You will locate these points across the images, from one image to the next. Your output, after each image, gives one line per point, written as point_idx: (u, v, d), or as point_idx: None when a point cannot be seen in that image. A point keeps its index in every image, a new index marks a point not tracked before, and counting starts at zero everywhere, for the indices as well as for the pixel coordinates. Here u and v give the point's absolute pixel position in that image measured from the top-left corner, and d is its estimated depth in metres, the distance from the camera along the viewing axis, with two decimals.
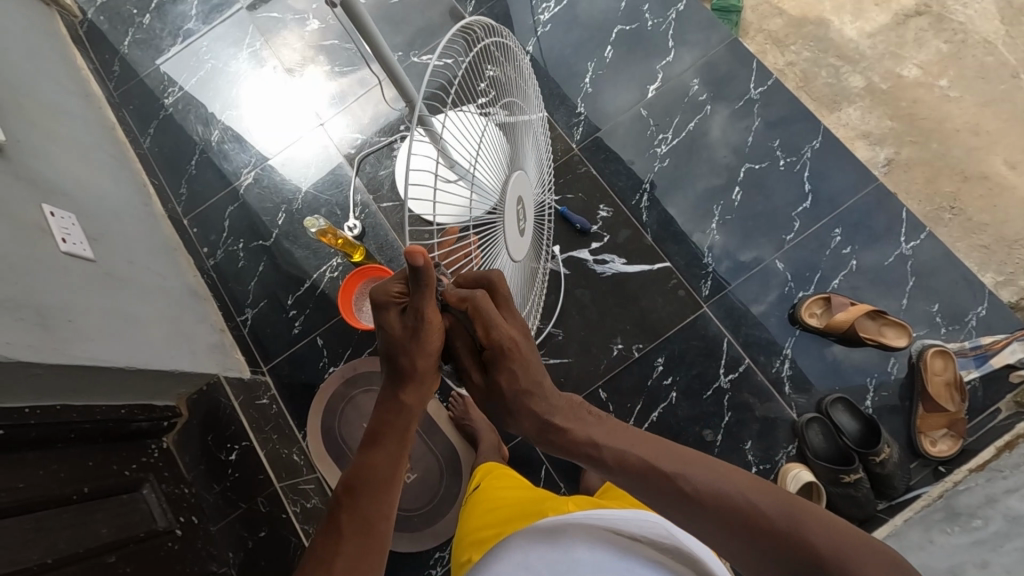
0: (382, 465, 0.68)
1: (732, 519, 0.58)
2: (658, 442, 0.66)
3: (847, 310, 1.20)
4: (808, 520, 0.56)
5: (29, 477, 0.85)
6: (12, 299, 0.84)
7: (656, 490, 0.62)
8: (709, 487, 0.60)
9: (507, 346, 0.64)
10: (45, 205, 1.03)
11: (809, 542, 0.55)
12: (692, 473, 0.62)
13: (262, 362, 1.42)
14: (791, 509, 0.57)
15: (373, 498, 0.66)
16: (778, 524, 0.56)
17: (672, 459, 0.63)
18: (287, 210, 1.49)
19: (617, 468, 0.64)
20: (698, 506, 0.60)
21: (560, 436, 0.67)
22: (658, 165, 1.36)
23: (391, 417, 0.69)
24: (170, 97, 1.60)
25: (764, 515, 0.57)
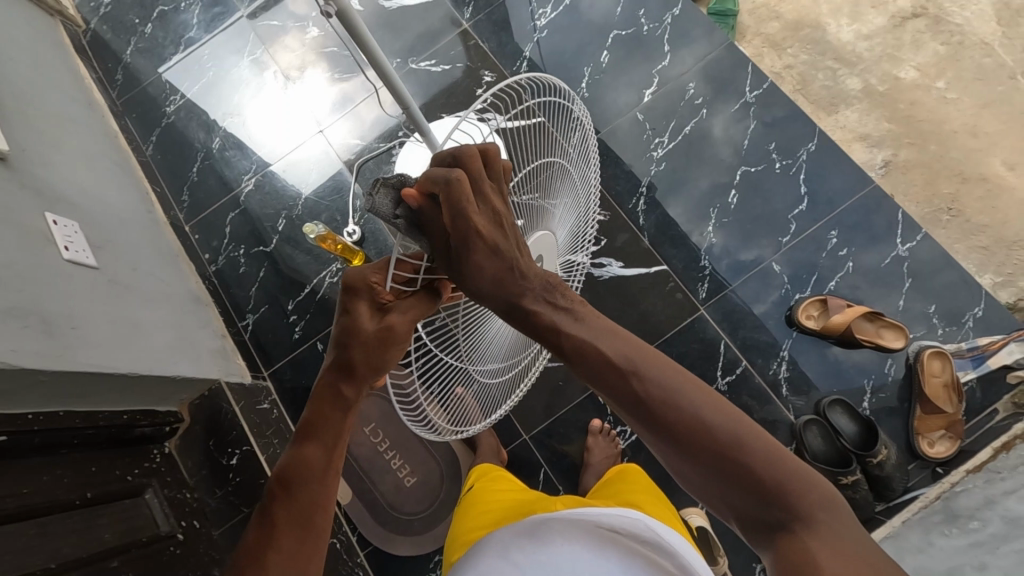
0: (316, 458, 0.68)
1: (684, 430, 0.57)
2: (628, 339, 0.63)
3: (844, 312, 1.20)
4: (759, 447, 0.57)
5: (34, 482, 0.86)
6: (17, 308, 0.86)
7: (615, 393, 0.60)
8: (663, 388, 0.59)
9: (474, 240, 0.59)
10: (49, 214, 1.04)
11: (751, 469, 0.56)
12: (648, 368, 0.60)
13: (263, 367, 1.43)
14: (744, 431, 0.57)
15: (310, 491, 0.67)
16: (727, 445, 0.56)
17: (640, 361, 0.60)
18: (288, 216, 1.50)
19: (576, 358, 0.62)
20: (653, 411, 0.58)
21: (526, 318, 0.64)
22: (655, 168, 1.37)
23: (324, 410, 0.67)
24: (173, 105, 1.62)
25: (715, 434, 0.57)
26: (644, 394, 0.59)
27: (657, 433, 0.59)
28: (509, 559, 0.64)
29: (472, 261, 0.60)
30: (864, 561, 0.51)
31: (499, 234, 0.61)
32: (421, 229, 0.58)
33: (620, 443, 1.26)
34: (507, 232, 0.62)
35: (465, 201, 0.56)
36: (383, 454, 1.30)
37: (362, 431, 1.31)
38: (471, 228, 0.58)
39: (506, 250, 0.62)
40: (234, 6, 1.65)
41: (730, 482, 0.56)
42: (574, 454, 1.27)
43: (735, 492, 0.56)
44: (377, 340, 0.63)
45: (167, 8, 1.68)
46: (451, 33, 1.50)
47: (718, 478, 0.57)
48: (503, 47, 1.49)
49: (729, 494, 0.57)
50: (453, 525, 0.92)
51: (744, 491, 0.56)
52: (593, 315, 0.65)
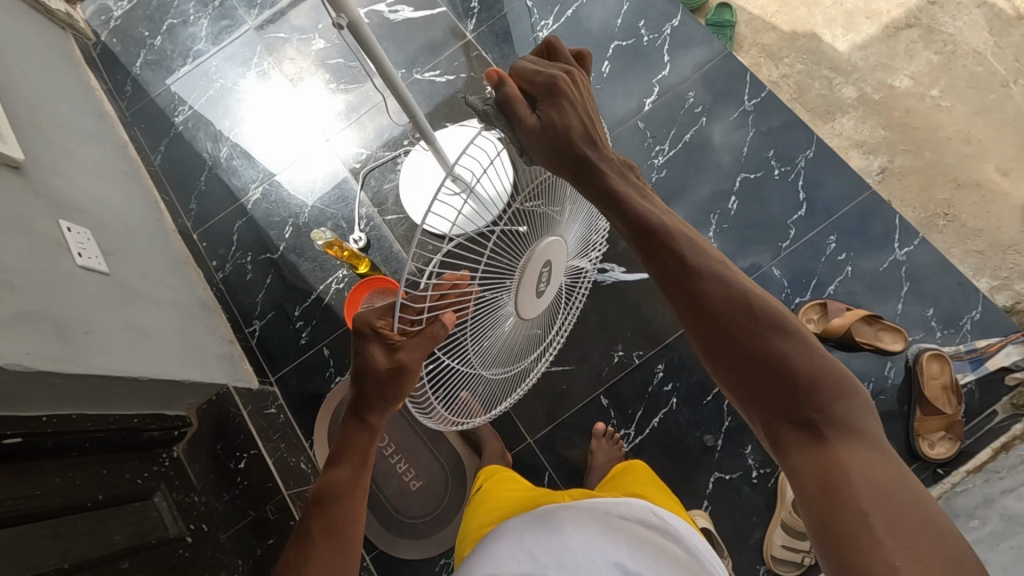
0: (341, 482, 0.74)
1: (728, 309, 0.62)
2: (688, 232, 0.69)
3: (843, 315, 1.21)
4: (801, 344, 0.60)
5: (46, 485, 0.88)
6: (33, 312, 0.88)
7: (672, 275, 0.65)
8: (710, 277, 0.64)
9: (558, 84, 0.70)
10: (62, 221, 1.07)
11: (793, 365, 0.59)
12: (694, 257, 0.66)
13: (269, 373, 1.44)
14: (785, 322, 0.61)
15: (341, 507, 0.73)
16: (772, 335, 0.60)
17: (690, 244, 0.66)
18: (294, 223, 1.52)
19: (633, 235, 0.68)
20: (698, 287, 0.64)
21: (598, 181, 0.69)
22: (655, 175, 1.39)
23: (351, 432, 0.74)
24: (180, 115, 1.65)
25: (757, 315, 0.61)
26: (693, 270, 0.65)
27: (698, 304, 0.63)
28: (521, 546, 0.65)
29: (557, 108, 0.68)
30: (894, 477, 0.53)
31: (576, 90, 0.71)
32: (503, 110, 0.70)
33: (624, 447, 1.27)
34: (593, 120, 0.71)
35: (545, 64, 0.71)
36: (388, 458, 1.31)
37: None
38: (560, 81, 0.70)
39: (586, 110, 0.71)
40: (242, 19, 1.68)
41: (771, 377, 0.59)
42: (578, 457, 1.28)
43: (767, 380, 0.59)
44: (389, 374, 0.66)
45: (175, 22, 1.71)
46: (455, 45, 1.54)
47: (757, 369, 0.60)
48: (505, 57, 1.51)
49: (766, 390, 0.60)
50: (462, 525, 0.91)
51: (780, 380, 0.59)
52: (655, 200, 0.73)
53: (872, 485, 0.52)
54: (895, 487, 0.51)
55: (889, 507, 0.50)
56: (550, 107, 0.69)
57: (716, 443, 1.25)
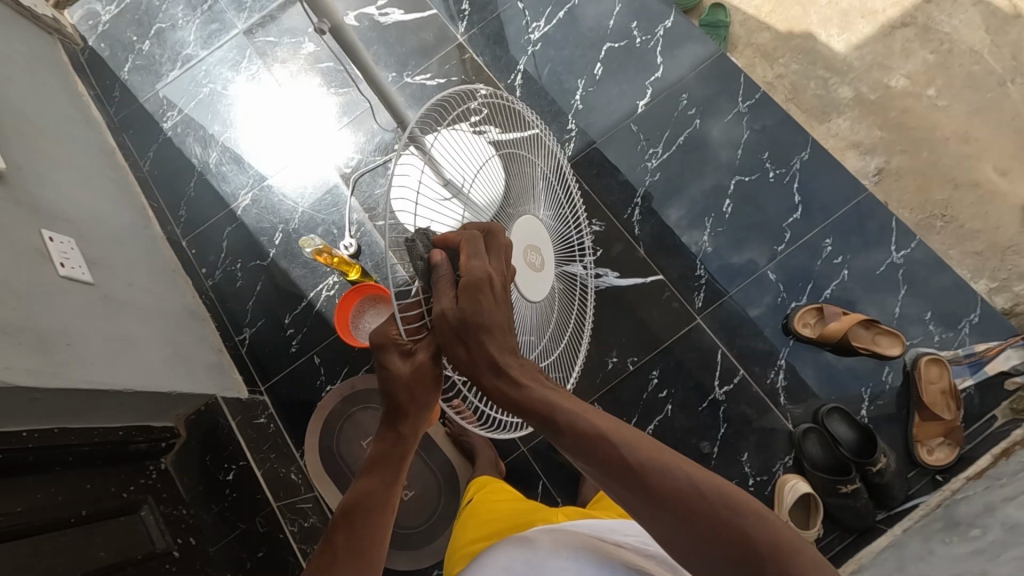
0: (374, 491, 0.71)
1: (678, 503, 0.56)
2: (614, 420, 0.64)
3: (840, 319, 1.17)
4: (751, 511, 0.56)
5: (27, 502, 0.87)
6: (12, 325, 0.86)
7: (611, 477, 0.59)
8: (648, 458, 0.59)
9: (485, 281, 0.64)
10: (45, 231, 1.06)
11: (747, 533, 0.54)
12: (630, 451, 0.60)
13: (260, 382, 1.39)
14: (734, 496, 0.56)
15: (367, 524, 0.69)
16: (723, 511, 0.55)
17: (623, 436, 0.61)
18: (285, 229, 1.49)
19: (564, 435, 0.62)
20: (645, 482, 0.58)
21: (516, 389, 0.64)
22: (649, 178, 1.36)
23: (386, 450, 0.72)
24: (169, 120, 1.63)
25: (707, 501, 0.56)
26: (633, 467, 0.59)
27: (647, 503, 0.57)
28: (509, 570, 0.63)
29: (481, 301, 0.63)
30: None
31: (502, 288, 0.66)
32: (434, 283, 0.65)
33: None
34: (507, 322, 0.66)
35: (482, 249, 0.66)
36: None
37: (360, 445, 1.31)
38: (486, 277, 0.64)
39: (491, 312, 0.64)
40: (231, 23, 1.67)
41: (729, 556, 0.54)
42: (574, 465, 1.26)
43: (734, 564, 0.54)
44: (414, 378, 0.66)
45: (164, 26, 1.70)
46: (446, 47, 1.52)
47: (714, 547, 0.54)
48: (497, 60, 1.50)
49: (730, 568, 0.54)
50: (455, 537, 0.89)
51: (740, 557, 0.54)
52: (568, 395, 0.67)
53: None
54: None
55: None
56: (463, 297, 0.63)
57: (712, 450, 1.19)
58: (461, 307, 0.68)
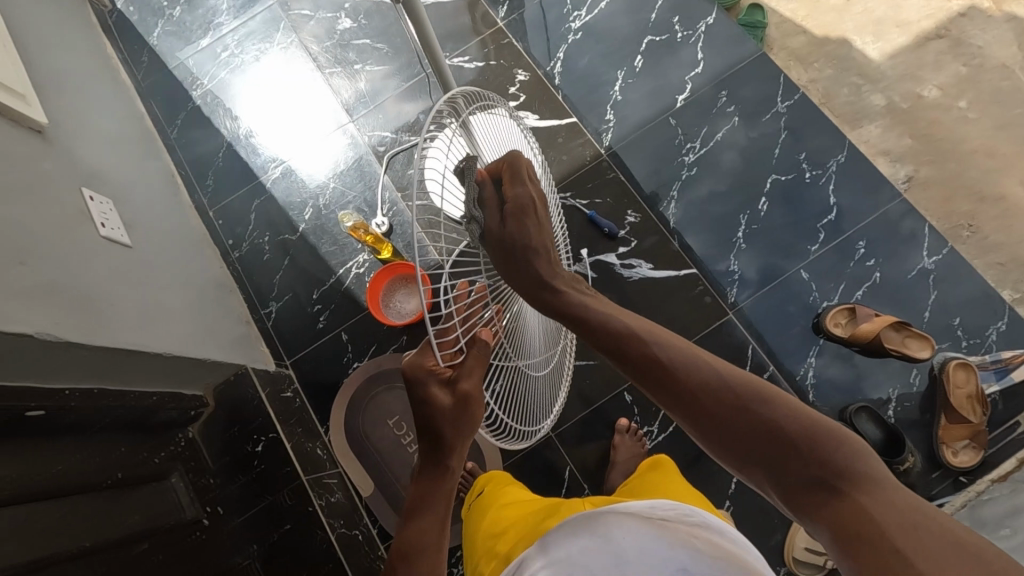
0: (426, 533, 0.74)
1: (702, 390, 0.63)
2: (654, 326, 0.70)
3: (873, 320, 1.18)
4: (785, 405, 0.59)
5: (67, 460, 0.85)
6: (57, 283, 0.85)
7: (653, 379, 0.66)
8: (675, 353, 0.66)
9: (529, 201, 0.74)
10: (85, 191, 1.05)
11: (777, 424, 0.58)
12: (656, 346, 0.67)
13: (286, 356, 1.38)
14: (765, 390, 0.60)
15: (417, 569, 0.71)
16: (752, 402, 0.60)
17: (656, 337, 0.68)
18: (315, 204, 1.47)
19: (598, 335, 0.71)
20: (670, 373, 0.64)
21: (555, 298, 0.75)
22: (685, 173, 1.37)
23: (432, 485, 0.76)
24: (199, 89, 1.62)
25: (734, 394, 0.61)
26: (659, 361, 0.66)
27: (671, 395, 0.64)
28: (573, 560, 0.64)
29: (522, 220, 0.74)
30: (918, 513, 0.48)
31: (544, 210, 0.78)
32: (481, 205, 0.75)
33: (647, 443, 1.25)
34: (550, 244, 0.77)
35: (524, 176, 0.75)
36: (405, 446, 1.28)
37: (385, 425, 1.29)
38: (528, 200, 0.74)
39: (535, 229, 0.75)
40: None
41: (756, 442, 0.58)
42: (600, 452, 1.27)
43: (759, 448, 0.58)
44: (457, 408, 0.71)
45: None
46: (484, 32, 1.51)
47: (750, 442, 0.58)
48: (535, 47, 1.50)
49: (765, 457, 0.58)
50: (464, 566, 0.89)
51: (769, 443, 0.57)
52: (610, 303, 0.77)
53: (901, 516, 0.49)
54: (920, 519, 0.48)
55: (930, 547, 0.45)
56: (511, 218, 0.73)
57: None
58: (485, 331, 0.74)
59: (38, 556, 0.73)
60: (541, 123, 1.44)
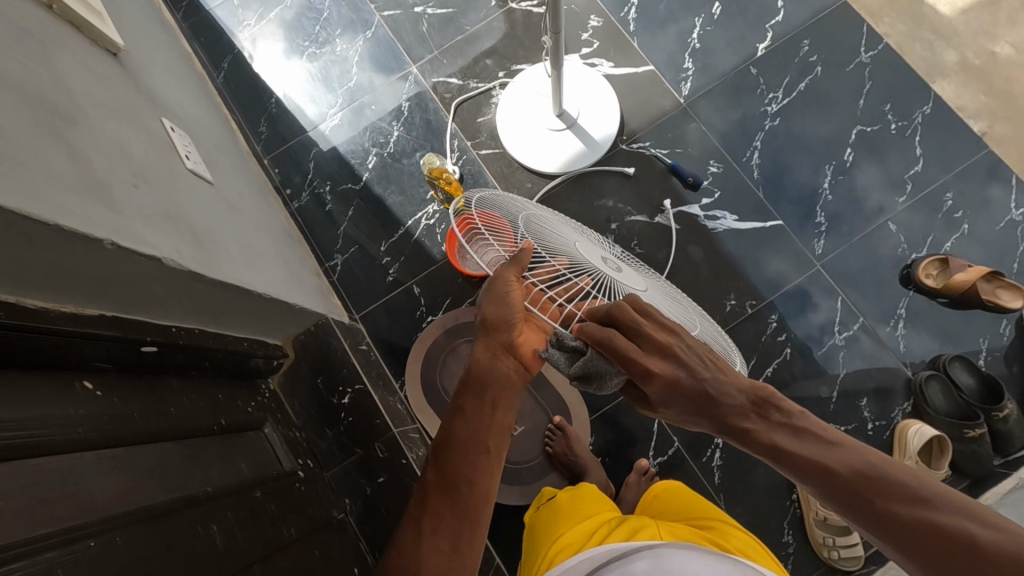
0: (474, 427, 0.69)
1: (847, 480, 0.59)
2: (814, 434, 0.61)
3: (966, 271, 1.17)
4: (901, 476, 0.59)
5: (177, 405, 0.79)
6: (167, 210, 0.78)
7: (844, 500, 0.59)
8: (811, 453, 0.60)
9: (640, 375, 0.57)
10: (166, 122, 0.97)
11: (920, 514, 0.56)
12: (793, 442, 0.61)
13: (354, 311, 1.32)
14: (890, 469, 0.59)
15: (463, 467, 0.67)
16: (883, 487, 0.58)
17: (802, 437, 0.61)
18: (379, 153, 1.41)
19: (752, 444, 0.61)
20: (818, 468, 0.59)
21: (715, 411, 0.61)
22: (768, 124, 1.34)
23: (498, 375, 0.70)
24: (244, 31, 1.52)
25: (869, 476, 0.58)
26: (803, 458, 0.60)
27: (802, 478, 0.61)
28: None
29: (643, 372, 0.57)
30: None
31: (681, 337, 0.60)
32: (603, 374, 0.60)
33: None
34: (709, 364, 0.60)
35: (633, 321, 0.59)
36: None
37: None
38: (649, 338, 0.59)
39: (686, 360, 0.59)
40: None
41: (887, 529, 0.57)
42: None
43: (893, 531, 0.57)
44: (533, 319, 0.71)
45: None
46: None
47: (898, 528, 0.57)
48: None
49: (918, 542, 0.56)
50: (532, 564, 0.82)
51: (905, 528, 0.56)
52: (798, 418, 0.62)
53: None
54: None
55: None
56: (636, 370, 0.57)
57: (833, 394, 1.20)
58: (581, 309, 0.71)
59: (181, 497, 0.69)
60: (618, 71, 1.39)
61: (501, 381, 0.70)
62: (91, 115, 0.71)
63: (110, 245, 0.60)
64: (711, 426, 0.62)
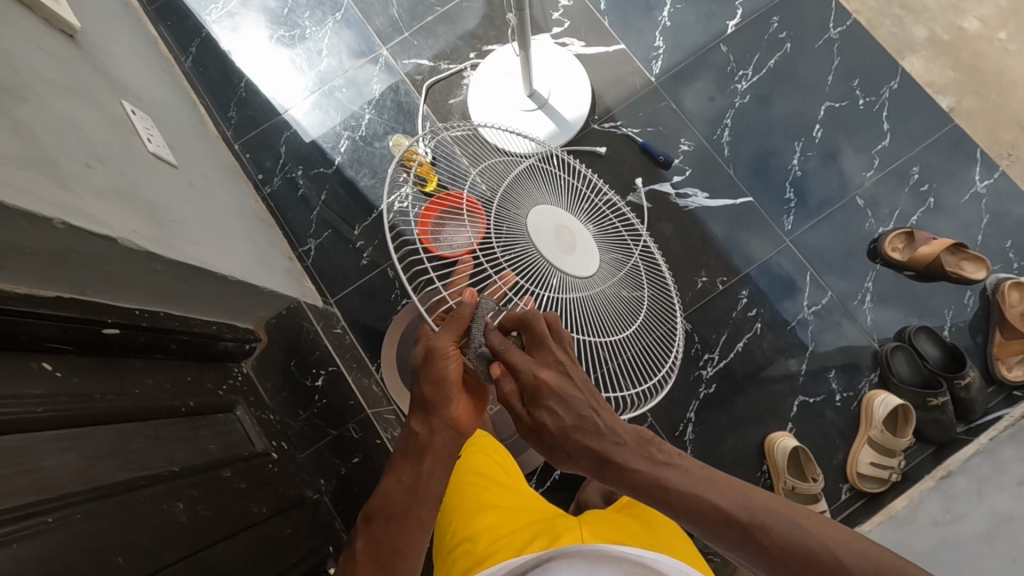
0: (401, 491, 0.71)
1: (706, 517, 0.58)
2: (681, 474, 0.60)
3: (931, 244, 1.19)
4: (760, 508, 0.58)
5: (141, 385, 0.80)
6: (122, 189, 0.77)
7: (711, 529, 0.58)
8: (677, 485, 0.59)
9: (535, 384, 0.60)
10: (125, 103, 0.96)
11: (778, 531, 0.56)
12: (666, 475, 0.60)
13: (329, 295, 1.32)
14: (752, 503, 0.58)
15: (390, 532, 0.71)
16: (743, 515, 0.57)
17: (666, 469, 0.60)
18: (352, 136, 1.40)
19: (621, 480, 0.60)
20: (667, 503, 0.59)
21: (590, 452, 0.60)
22: (739, 101, 1.35)
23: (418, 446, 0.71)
24: (212, 14, 1.50)
25: (729, 513, 0.57)
26: (664, 498, 0.59)
27: (674, 514, 0.59)
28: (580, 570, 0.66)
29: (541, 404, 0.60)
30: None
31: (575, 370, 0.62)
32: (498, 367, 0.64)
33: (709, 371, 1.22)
34: (597, 408, 0.61)
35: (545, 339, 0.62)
36: None
37: None
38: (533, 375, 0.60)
39: (574, 398, 0.60)
40: None
41: (749, 551, 0.56)
42: None
43: (752, 552, 0.56)
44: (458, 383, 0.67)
45: None
46: None
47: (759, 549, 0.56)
48: None
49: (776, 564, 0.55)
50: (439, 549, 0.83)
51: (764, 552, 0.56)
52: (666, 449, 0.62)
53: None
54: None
55: None
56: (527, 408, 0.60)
57: (802, 367, 1.22)
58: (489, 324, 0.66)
59: (144, 474, 0.70)
60: (589, 50, 1.39)
61: (440, 449, 0.70)
62: (38, 92, 0.71)
63: (60, 225, 0.60)
64: (588, 468, 0.61)
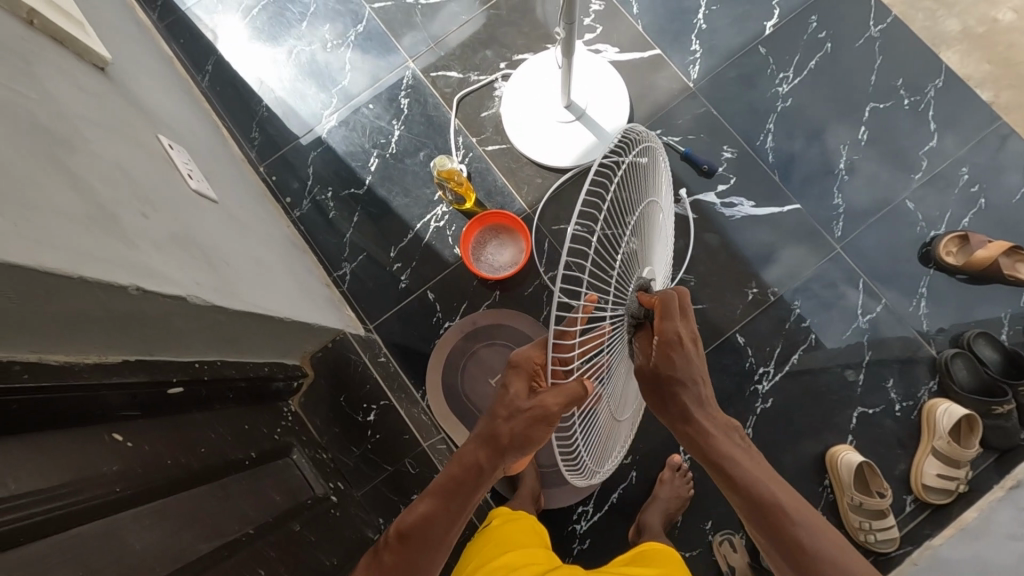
0: (439, 526, 0.71)
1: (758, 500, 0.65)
2: (744, 452, 0.68)
3: (987, 247, 1.17)
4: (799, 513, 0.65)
5: (206, 441, 0.75)
6: (178, 236, 0.72)
7: (754, 512, 0.66)
8: (742, 468, 0.66)
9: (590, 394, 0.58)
10: (163, 138, 0.91)
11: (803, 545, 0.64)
12: (731, 452, 0.67)
13: (367, 321, 1.27)
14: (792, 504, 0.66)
15: (427, 554, 0.71)
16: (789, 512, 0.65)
17: (735, 449, 0.67)
18: (381, 154, 1.35)
19: (688, 440, 0.68)
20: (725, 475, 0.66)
21: (678, 409, 0.66)
22: (781, 104, 1.31)
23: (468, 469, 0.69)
24: (227, 30, 1.43)
25: (779, 505, 0.65)
26: (730, 471, 0.66)
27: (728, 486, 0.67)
28: None
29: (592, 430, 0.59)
30: None
31: (695, 348, 0.66)
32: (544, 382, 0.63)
33: (764, 385, 1.20)
34: (702, 380, 0.67)
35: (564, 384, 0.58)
36: None
37: (487, 383, 1.19)
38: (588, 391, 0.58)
39: (683, 370, 0.65)
40: None
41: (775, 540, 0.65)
42: None
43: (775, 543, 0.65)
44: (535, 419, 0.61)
45: None
46: None
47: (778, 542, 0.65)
48: None
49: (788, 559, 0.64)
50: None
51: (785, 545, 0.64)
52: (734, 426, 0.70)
53: None
54: None
55: None
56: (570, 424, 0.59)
57: (859, 377, 1.19)
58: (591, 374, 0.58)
59: (221, 543, 0.66)
60: (624, 56, 1.35)
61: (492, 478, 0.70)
62: (88, 138, 0.66)
63: (134, 291, 0.55)
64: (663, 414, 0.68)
